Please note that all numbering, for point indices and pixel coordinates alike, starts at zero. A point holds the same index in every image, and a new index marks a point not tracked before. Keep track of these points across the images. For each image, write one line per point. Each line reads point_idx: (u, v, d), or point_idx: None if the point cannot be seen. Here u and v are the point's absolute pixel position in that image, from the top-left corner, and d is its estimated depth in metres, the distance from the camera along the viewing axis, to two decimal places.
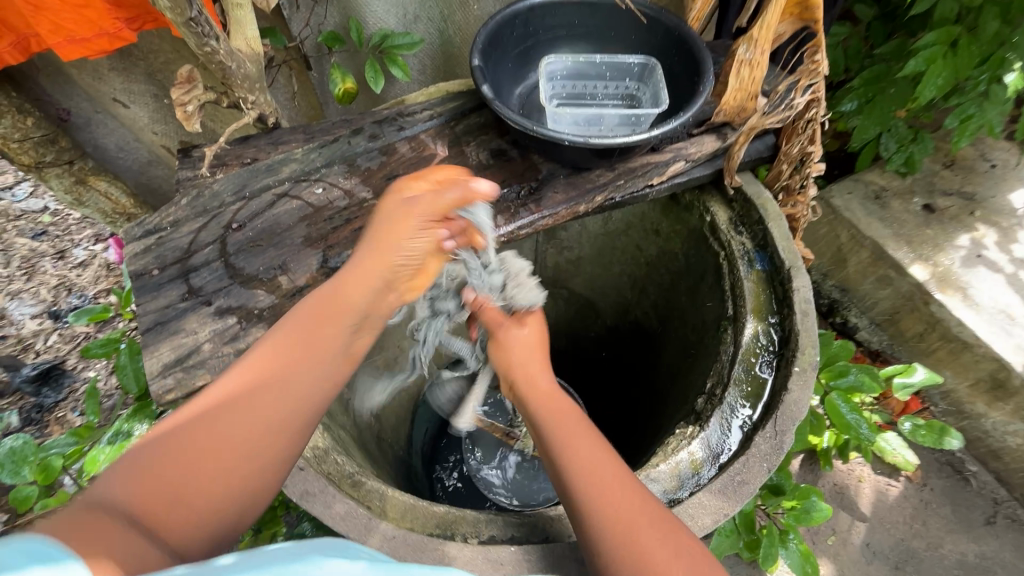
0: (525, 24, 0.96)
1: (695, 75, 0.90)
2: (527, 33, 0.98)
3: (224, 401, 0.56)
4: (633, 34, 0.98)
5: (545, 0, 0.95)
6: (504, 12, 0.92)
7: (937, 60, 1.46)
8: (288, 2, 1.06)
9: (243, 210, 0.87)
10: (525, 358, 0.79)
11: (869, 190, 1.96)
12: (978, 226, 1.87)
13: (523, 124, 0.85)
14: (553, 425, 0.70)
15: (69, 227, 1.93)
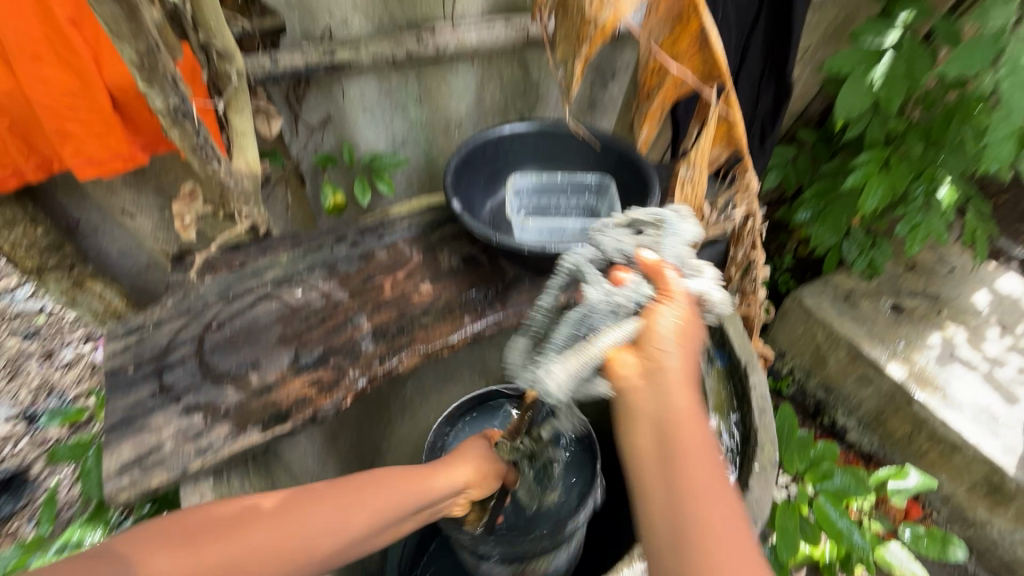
0: (495, 148, 1.10)
1: (643, 190, 1.03)
2: (499, 154, 1.12)
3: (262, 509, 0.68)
4: (589, 158, 1.13)
5: (513, 130, 1.10)
6: (477, 138, 1.06)
7: (873, 177, 1.64)
8: (288, 129, 1.21)
9: (225, 311, 0.93)
10: (682, 359, 0.60)
11: (838, 291, 2.06)
12: (948, 325, 1.94)
13: (490, 232, 0.94)
14: (687, 469, 0.55)
15: (61, 327, 1.94)
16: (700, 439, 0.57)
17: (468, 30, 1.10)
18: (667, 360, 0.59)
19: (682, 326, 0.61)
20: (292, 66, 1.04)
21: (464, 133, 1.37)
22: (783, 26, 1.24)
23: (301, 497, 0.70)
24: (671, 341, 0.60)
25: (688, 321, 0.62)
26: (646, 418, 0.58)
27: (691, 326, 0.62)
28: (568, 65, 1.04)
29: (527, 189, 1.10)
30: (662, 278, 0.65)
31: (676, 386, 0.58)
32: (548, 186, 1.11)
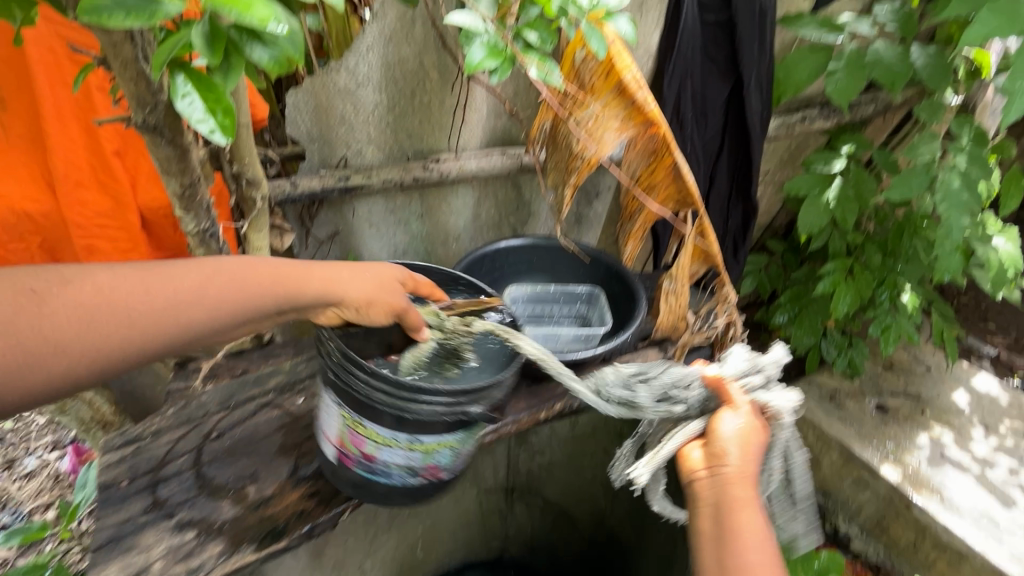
0: (493, 261, 1.19)
1: (631, 300, 1.12)
2: (496, 264, 1.20)
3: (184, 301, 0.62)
4: (579, 269, 1.23)
5: (509, 244, 1.20)
6: (478, 252, 1.15)
7: (841, 283, 1.75)
8: (298, 242, 1.29)
9: (226, 420, 0.93)
10: (744, 455, 0.72)
11: (823, 391, 2.14)
12: (933, 425, 2.00)
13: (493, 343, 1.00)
14: (735, 546, 0.65)
15: (28, 434, 1.86)
16: (753, 529, 0.66)
17: (469, 158, 1.25)
18: (729, 457, 0.71)
19: (741, 429, 0.73)
20: (309, 190, 1.13)
21: (462, 245, 1.47)
22: (743, 154, 1.42)
23: (80, 280, 0.55)
24: (733, 439, 0.72)
25: (751, 421, 0.75)
26: (705, 504, 0.70)
27: (755, 426, 0.75)
28: (558, 191, 1.17)
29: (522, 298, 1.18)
30: (727, 392, 0.77)
31: (737, 480, 0.70)
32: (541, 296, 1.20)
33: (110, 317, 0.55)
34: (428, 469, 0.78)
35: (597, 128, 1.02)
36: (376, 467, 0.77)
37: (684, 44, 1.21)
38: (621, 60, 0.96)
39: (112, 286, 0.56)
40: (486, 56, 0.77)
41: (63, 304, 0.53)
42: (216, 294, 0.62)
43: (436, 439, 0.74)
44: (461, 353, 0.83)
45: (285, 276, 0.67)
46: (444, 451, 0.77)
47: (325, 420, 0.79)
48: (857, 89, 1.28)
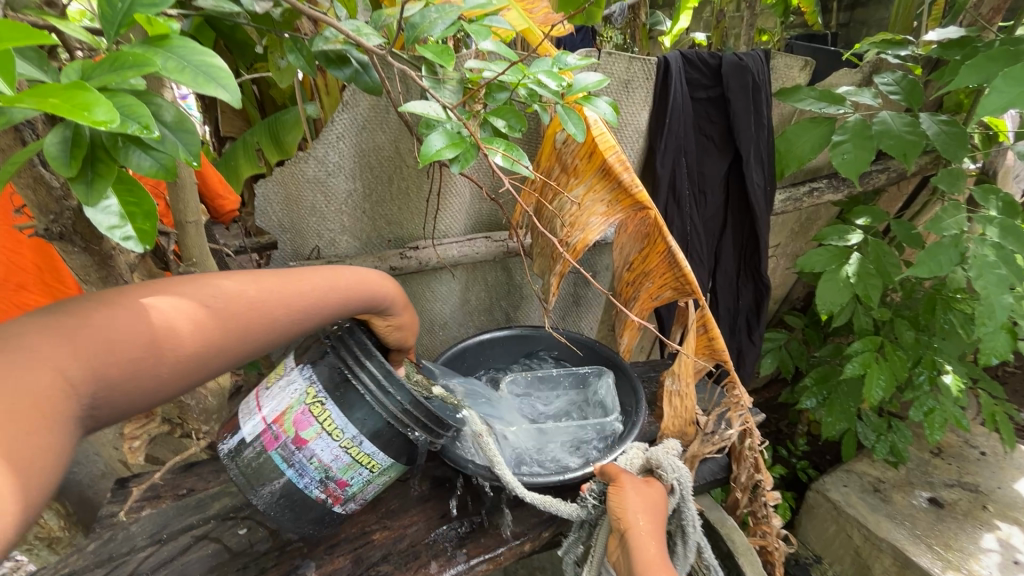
0: (476, 354, 1.08)
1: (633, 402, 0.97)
2: (486, 353, 1.09)
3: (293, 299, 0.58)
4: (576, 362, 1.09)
5: (493, 335, 1.08)
6: (460, 343, 1.05)
7: (873, 363, 1.57)
8: None
9: (152, 558, 0.79)
10: (649, 518, 0.70)
11: (864, 482, 1.90)
12: (998, 522, 1.73)
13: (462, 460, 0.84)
14: None
15: None
16: None
17: (450, 246, 1.17)
18: (629, 520, 0.69)
19: (637, 495, 0.71)
20: None
21: (449, 332, 1.36)
22: (750, 230, 1.33)
23: (234, 291, 0.54)
24: (622, 506, 0.70)
25: (646, 485, 0.74)
26: None
27: (653, 487, 0.74)
28: (545, 278, 1.07)
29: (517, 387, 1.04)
30: (607, 467, 0.77)
31: (641, 543, 0.67)
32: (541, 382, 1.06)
33: (258, 318, 0.55)
34: (337, 485, 0.70)
35: (583, 214, 0.93)
36: (294, 457, 0.67)
37: (675, 120, 1.14)
38: (604, 141, 0.88)
39: (256, 296, 0.55)
40: (446, 145, 0.69)
41: (227, 317, 0.52)
42: (334, 301, 0.61)
43: (375, 454, 0.68)
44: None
45: (368, 282, 0.66)
46: (362, 473, 0.70)
47: (273, 385, 0.70)
48: (867, 161, 1.18)
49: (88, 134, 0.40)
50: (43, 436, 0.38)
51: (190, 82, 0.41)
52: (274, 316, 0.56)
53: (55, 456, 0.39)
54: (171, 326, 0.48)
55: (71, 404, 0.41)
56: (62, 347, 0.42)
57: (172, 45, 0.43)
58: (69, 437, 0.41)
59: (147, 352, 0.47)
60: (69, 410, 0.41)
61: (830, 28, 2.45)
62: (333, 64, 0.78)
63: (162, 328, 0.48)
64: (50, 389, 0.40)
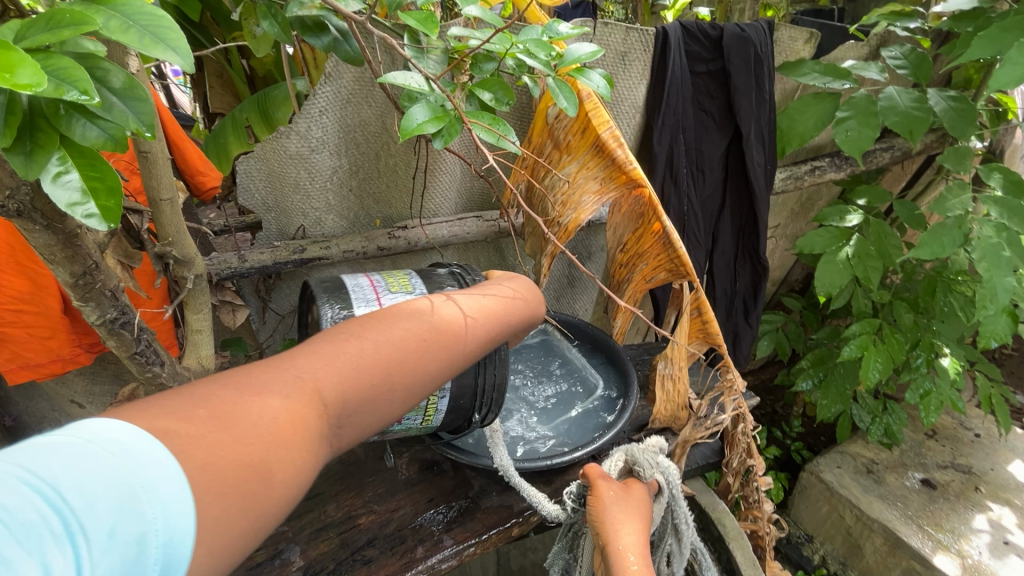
0: None
1: (625, 387, 0.95)
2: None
3: (480, 318, 0.56)
4: (564, 345, 1.08)
5: None
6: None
7: (872, 346, 1.57)
8: (257, 317, 1.17)
9: None
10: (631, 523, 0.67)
11: (858, 463, 1.91)
12: (990, 503, 1.74)
13: (458, 450, 0.82)
14: None
15: None
16: None
17: (441, 225, 1.14)
18: (606, 526, 0.66)
19: (616, 502, 0.68)
20: (260, 263, 1.02)
21: None
22: (747, 210, 1.30)
23: (445, 319, 0.52)
24: (603, 518, 0.67)
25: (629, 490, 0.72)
26: None
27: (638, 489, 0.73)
28: (537, 259, 1.04)
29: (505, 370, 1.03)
30: (587, 472, 0.74)
31: (622, 555, 0.63)
32: (527, 364, 1.04)
33: (460, 339, 0.53)
34: (388, 420, 0.65)
35: (574, 192, 0.90)
36: None
37: (672, 95, 1.10)
38: (598, 116, 0.86)
39: (459, 317, 0.54)
40: (428, 119, 0.66)
41: (442, 342, 0.51)
42: (509, 321, 0.60)
43: (441, 411, 0.68)
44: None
45: (529, 301, 0.64)
46: (416, 420, 0.67)
47: (399, 296, 0.66)
48: (870, 139, 1.14)
49: (24, 101, 0.37)
50: (294, 449, 0.37)
51: (136, 43, 0.37)
52: (475, 342, 0.54)
53: (295, 476, 0.37)
54: (404, 351, 0.48)
55: (322, 424, 0.41)
56: (325, 365, 0.43)
57: (117, 2, 0.39)
58: (315, 458, 0.40)
59: (383, 374, 0.46)
60: (320, 429, 0.41)
61: (837, 2, 2.37)
62: (312, 32, 0.73)
63: (393, 353, 0.47)
64: (306, 401, 0.40)
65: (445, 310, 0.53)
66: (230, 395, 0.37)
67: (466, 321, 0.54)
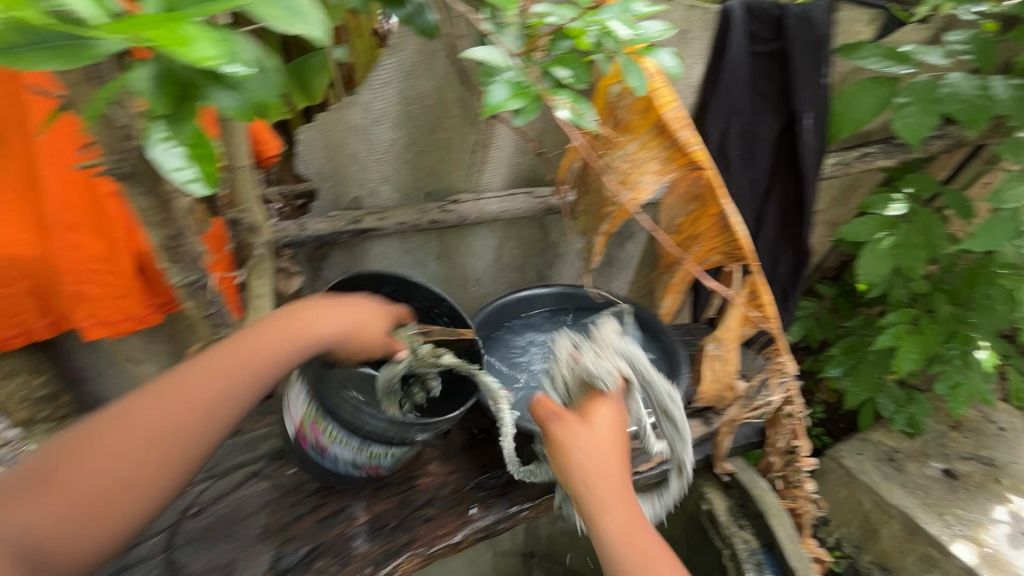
0: (513, 310, 1.09)
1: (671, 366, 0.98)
2: (521, 309, 1.10)
3: (263, 356, 0.59)
4: None
5: (530, 292, 1.09)
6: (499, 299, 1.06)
7: (906, 336, 1.57)
8: (308, 285, 1.20)
9: (207, 493, 0.83)
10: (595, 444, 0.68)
11: (879, 451, 1.93)
12: (1011, 496, 1.76)
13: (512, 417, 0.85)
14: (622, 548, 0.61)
15: None
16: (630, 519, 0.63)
17: (491, 200, 1.15)
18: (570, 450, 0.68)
19: (581, 428, 0.69)
20: (317, 232, 1.04)
21: (482, 288, 1.38)
22: (795, 196, 1.28)
23: (218, 367, 0.56)
24: (568, 440, 0.68)
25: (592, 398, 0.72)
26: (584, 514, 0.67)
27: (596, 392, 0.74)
28: (588, 237, 1.05)
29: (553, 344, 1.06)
30: (540, 406, 0.72)
31: (605, 476, 0.66)
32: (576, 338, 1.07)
33: (230, 375, 0.56)
34: (370, 467, 0.78)
35: (633, 170, 0.91)
36: (323, 454, 0.75)
37: (730, 75, 1.09)
38: (663, 95, 0.85)
39: (240, 362, 0.57)
40: (510, 95, 0.67)
41: (200, 395, 0.54)
42: (305, 347, 0.62)
43: (385, 444, 0.75)
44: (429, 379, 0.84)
45: (351, 327, 0.66)
46: (385, 454, 0.77)
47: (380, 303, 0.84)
48: (929, 127, 1.13)
49: (173, 69, 0.39)
50: (82, 533, 0.48)
51: (273, 19, 0.38)
52: (249, 382, 0.57)
53: (82, 542, 0.49)
54: (154, 407, 0.53)
55: (89, 502, 0.49)
56: (130, 413, 0.52)
57: None
58: (116, 527, 0.51)
59: (146, 439, 0.51)
60: (112, 508, 0.50)
61: None
62: (391, 3, 0.74)
63: (192, 386, 0.54)
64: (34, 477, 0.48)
65: (209, 357, 0.56)
66: (20, 500, 0.47)
67: (235, 360, 0.57)
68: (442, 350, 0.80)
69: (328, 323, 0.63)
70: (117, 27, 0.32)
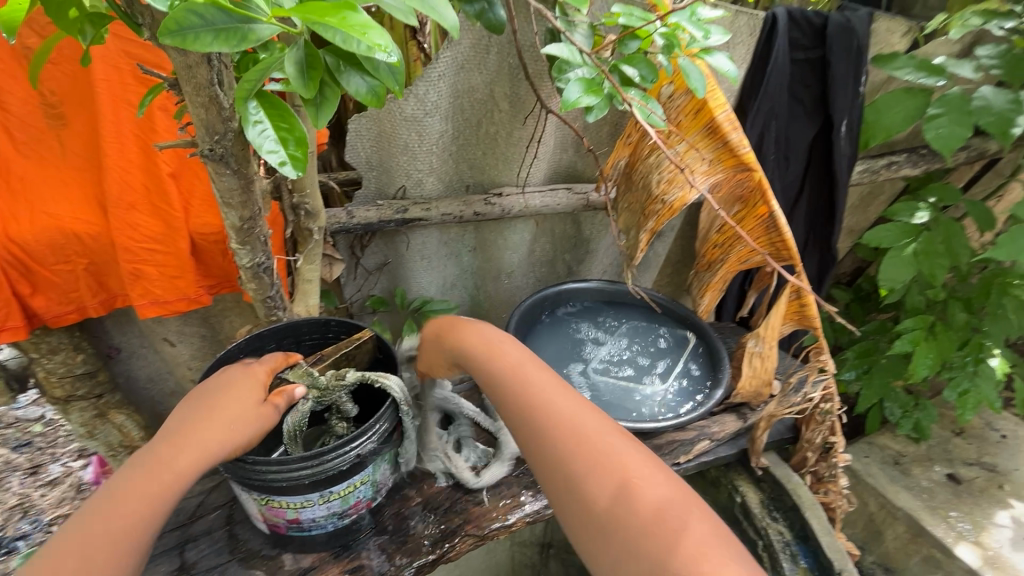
0: (554, 302, 1.11)
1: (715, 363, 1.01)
2: (562, 300, 1.14)
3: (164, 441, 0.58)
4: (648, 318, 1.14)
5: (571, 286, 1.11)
6: (543, 288, 1.09)
7: (921, 342, 1.61)
8: (347, 273, 1.22)
9: None
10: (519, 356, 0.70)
11: (885, 454, 1.97)
12: (1013, 501, 1.80)
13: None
14: (523, 398, 0.64)
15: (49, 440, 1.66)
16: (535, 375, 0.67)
17: (533, 194, 1.18)
18: (496, 365, 0.68)
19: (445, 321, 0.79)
20: (365, 221, 1.07)
21: (512, 281, 1.40)
22: (826, 201, 1.31)
23: (139, 470, 0.55)
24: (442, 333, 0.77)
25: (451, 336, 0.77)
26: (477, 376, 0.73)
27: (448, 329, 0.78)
28: (629, 234, 1.08)
29: (593, 335, 1.09)
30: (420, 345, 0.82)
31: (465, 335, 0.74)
32: (616, 329, 1.11)
33: (172, 462, 0.56)
34: (355, 507, 0.74)
35: (682, 170, 0.93)
36: (309, 525, 0.72)
37: (772, 81, 1.12)
38: (716, 98, 0.88)
39: (171, 452, 0.57)
40: (584, 92, 0.68)
41: (121, 496, 0.53)
42: (239, 429, 0.61)
43: (347, 483, 0.69)
44: (341, 405, 0.72)
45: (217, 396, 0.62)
46: (360, 488, 0.72)
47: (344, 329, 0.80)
48: (962, 137, 1.16)
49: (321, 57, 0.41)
50: None
51: (409, 6, 0.41)
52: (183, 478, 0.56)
53: None
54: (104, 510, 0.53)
55: None
56: (99, 515, 0.52)
57: None
58: None
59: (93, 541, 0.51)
60: None
61: None
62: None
63: (210, 444, 0.59)
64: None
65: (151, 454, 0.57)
66: None
67: (159, 457, 0.56)
68: (344, 370, 0.71)
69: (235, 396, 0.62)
70: (298, 10, 0.33)
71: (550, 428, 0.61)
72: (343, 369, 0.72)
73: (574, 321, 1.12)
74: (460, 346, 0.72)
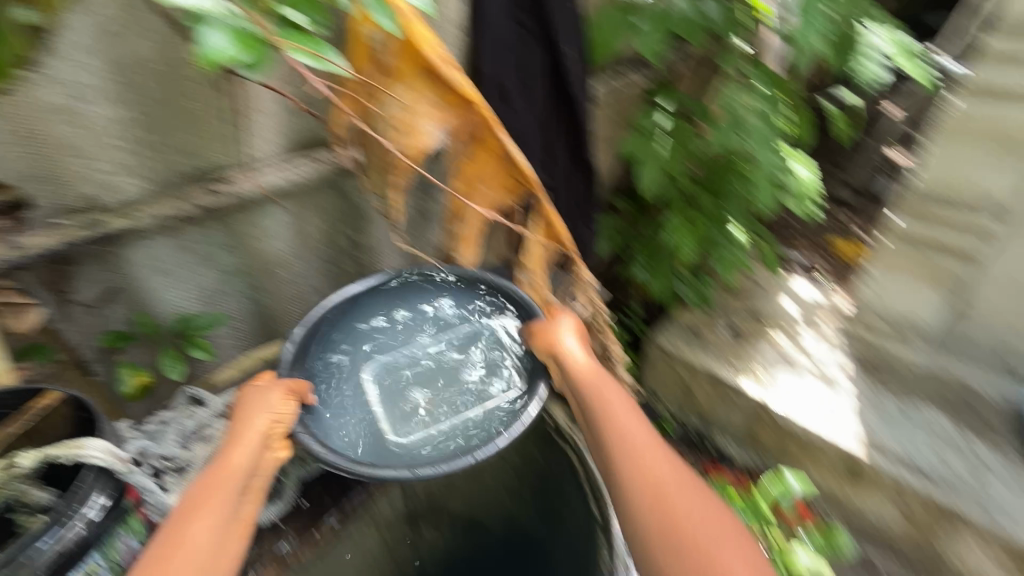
0: (332, 317, 1.17)
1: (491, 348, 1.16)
2: (365, 308, 1.20)
3: (191, 501, 0.84)
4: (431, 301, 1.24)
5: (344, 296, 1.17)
6: (286, 342, 1.08)
7: (680, 230, 1.91)
8: (55, 315, 1.00)
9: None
10: (631, 410, 1.01)
11: (686, 328, 2.27)
12: (773, 333, 2.22)
13: (362, 468, 0.93)
14: (630, 454, 0.94)
15: None
16: (640, 434, 0.97)
17: (266, 173, 1.08)
18: (636, 448, 0.94)
19: (252, 394, 0.99)
20: (43, 247, 0.92)
21: (290, 270, 1.26)
22: (570, 122, 1.41)
23: (173, 536, 0.80)
24: (240, 414, 0.97)
25: (556, 323, 1.11)
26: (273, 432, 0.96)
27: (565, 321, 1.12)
28: (383, 194, 1.03)
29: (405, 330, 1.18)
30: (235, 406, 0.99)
31: (256, 411, 0.96)
32: (453, 313, 1.21)
33: (199, 518, 0.82)
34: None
35: (410, 118, 0.88)
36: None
37: (487, 15, 1.15)
38: (419, 33, 0.81)
39: (193, 520, 0.82)
40: (233, 44, 0.57)
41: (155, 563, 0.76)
42: (238, 481, 0.88)
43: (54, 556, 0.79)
44: (29, 494, 0.89)
45: (232, 460, 0.90)
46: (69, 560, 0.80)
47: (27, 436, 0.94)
48: (662, 44, 1.29)
49: None
50: None
51: None
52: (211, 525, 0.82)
53: None
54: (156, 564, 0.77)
55: None
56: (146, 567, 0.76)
57: None
58: None
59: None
60: None
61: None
62: None
63: (226, 467, 0.89)
64: None
65: (181, 513, 0.83)
66: None
67: (195, 522, 0.81)
68: (15, 459, 0.86)
69: (226, 472, 0.88)
70: None
71: (643, 477, 0.90)
72: (14, 459, 0.87)
73: (399, 314, 1.20)
74: (600, 422, 0.99)
